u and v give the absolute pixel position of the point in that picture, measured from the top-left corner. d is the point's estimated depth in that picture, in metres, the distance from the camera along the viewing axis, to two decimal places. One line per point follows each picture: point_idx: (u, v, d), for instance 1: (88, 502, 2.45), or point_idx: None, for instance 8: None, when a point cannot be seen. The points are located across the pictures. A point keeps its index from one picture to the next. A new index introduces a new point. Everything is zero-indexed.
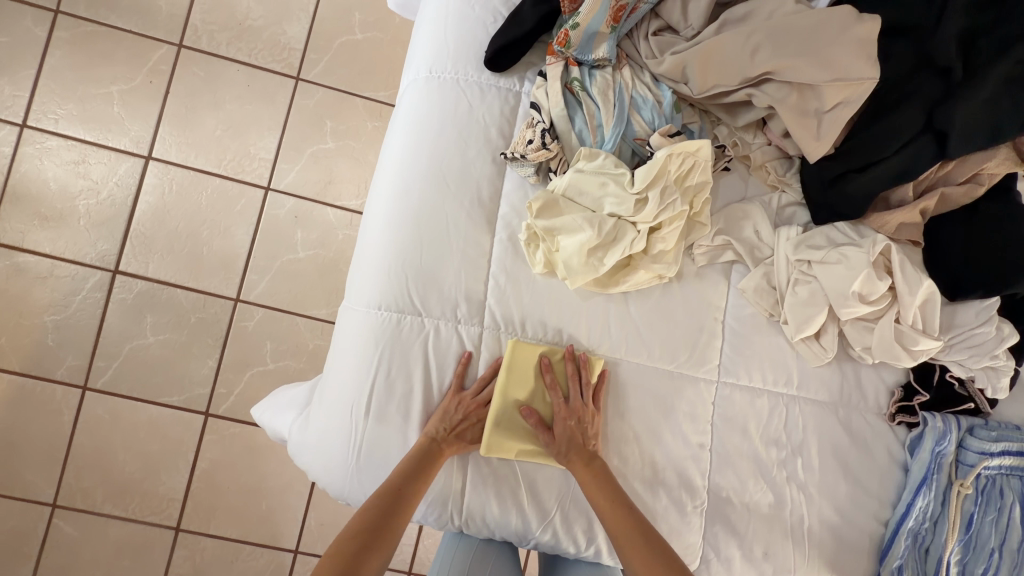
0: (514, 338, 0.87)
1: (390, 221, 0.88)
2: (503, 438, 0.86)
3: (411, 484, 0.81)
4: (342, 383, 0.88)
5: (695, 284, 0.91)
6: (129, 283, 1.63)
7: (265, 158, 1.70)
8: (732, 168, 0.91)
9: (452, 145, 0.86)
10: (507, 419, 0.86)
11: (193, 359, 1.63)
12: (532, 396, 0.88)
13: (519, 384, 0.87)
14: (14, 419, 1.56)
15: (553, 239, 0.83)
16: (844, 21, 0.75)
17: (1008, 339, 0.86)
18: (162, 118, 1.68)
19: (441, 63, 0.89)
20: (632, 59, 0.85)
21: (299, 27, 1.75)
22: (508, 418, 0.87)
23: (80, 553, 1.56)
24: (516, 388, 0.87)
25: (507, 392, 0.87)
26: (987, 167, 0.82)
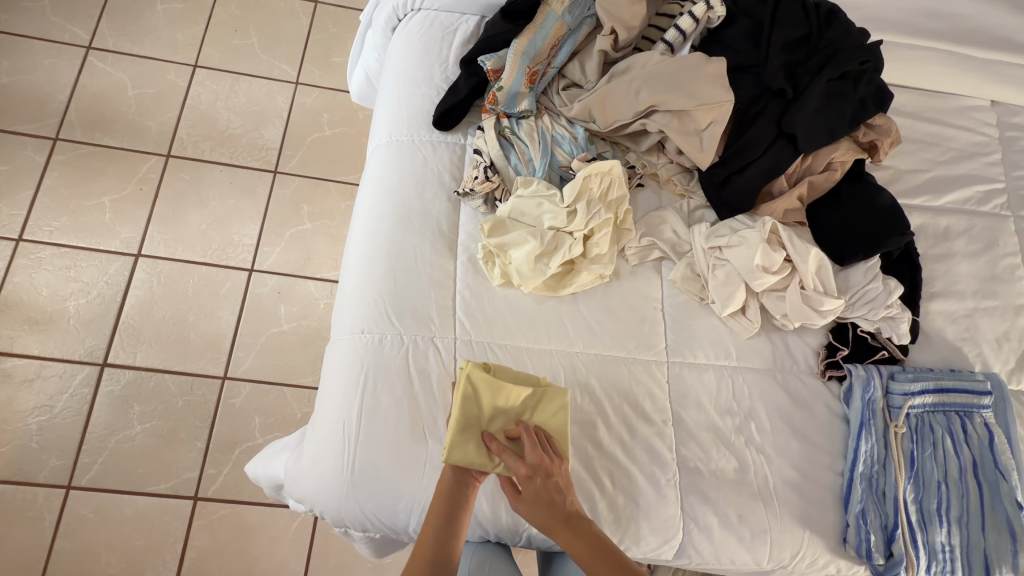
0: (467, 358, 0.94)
1: (368, 258, 1.03)
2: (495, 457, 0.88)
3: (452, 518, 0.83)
4: (333, 404, 0.96)
5: (631, 281, 1.07)
6: (117, 374, 1.69)
7: (248, 244, 1.87)
8: (645, 184, 1.11)
9: (413, 190, 1.04)
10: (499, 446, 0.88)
11: (181, 441, 1.66)
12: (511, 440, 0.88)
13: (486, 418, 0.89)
14: None
15: (506, 253, 0.99)
16: (697, 62, 0.99)
17: (895, 291, 1.03)
18: (151, 220, 1.85)
19: (398, 129, 1.09)
20: (550, 109, 1.07)
21: (274, 130, 2.01)
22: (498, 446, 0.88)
23: None
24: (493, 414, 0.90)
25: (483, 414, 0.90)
26: (836, 156, 1.03)
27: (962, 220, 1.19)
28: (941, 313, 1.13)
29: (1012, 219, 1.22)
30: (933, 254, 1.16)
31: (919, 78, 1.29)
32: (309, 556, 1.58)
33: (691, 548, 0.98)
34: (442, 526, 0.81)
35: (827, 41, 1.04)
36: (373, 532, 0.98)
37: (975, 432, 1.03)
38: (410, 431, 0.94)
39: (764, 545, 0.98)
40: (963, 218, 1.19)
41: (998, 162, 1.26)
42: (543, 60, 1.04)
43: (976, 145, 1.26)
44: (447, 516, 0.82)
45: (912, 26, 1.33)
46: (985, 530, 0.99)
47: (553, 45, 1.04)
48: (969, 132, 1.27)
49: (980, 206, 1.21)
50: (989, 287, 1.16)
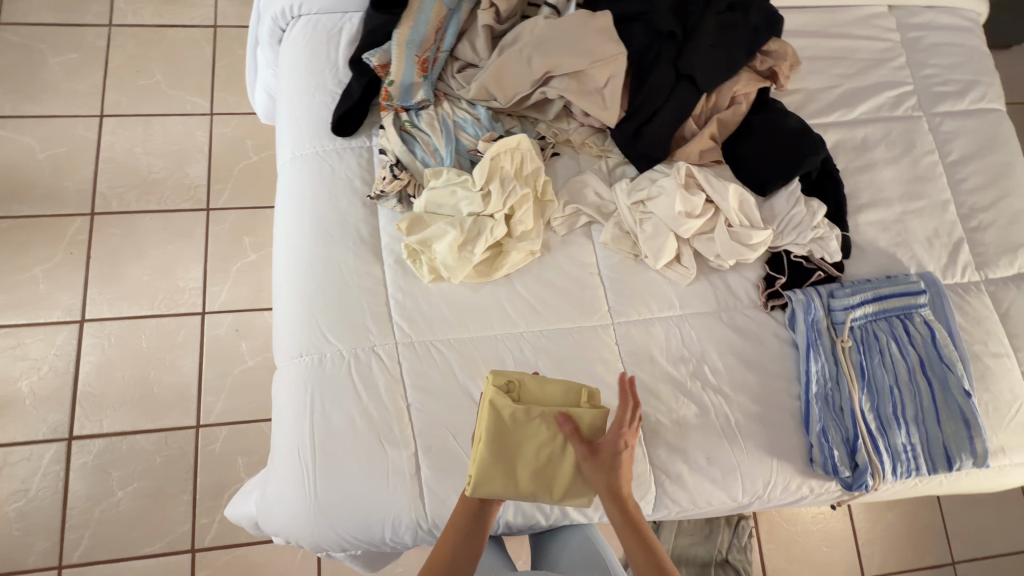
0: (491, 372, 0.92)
1: (294, 279, 1.00)
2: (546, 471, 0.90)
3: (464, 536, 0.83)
4: (286, 431, 0.95)
5: (563, 251, 1.06)
6: (86, 445, 1.65)
7: (195, 288, 1.82)
8: (560, 152, 1.10)
9: (326, 202, 1.02)
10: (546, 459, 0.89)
11: (168, 497, 1.63)
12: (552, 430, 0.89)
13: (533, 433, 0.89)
14: None
15: (429, 248, 0.97)
16: (581, 20, 0.98)
17: (818, 211, 1.04)
18: (89, 282, 1.78)
19: (300, 144, 1.06)
20: (449, 95, 1.04)
21: (199, 167, 1.95)
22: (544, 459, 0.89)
23: None
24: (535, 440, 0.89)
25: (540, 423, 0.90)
26: (738, 89, 1.03)
27: (878, 129, 1.20)
28: (871, 223, 1.14)
29: (926, 118, 1.23)
30: (855, 167, 1.17)
31: None
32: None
33: (667, 499, 1.00)
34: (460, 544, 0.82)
35: None
36: (354, 549, 0.97)
37: (917, 332, 1.06)
38: (368, 444, 0.93)
39: (736, 481, 1.00)
40: (879, 126, 1.20)
41: (905, 65, 1.27)
42: (431, 46, 1.01)
43: (881, 52, 1.27)
44: (471, 531, 0.84)
45: None
46: (941, 423, 1.03)
47: (437, 29, 1.01)
48: (872, 40, 1.27)
49: (894, 111, 1.22)
50: (914, 188, 1.17)
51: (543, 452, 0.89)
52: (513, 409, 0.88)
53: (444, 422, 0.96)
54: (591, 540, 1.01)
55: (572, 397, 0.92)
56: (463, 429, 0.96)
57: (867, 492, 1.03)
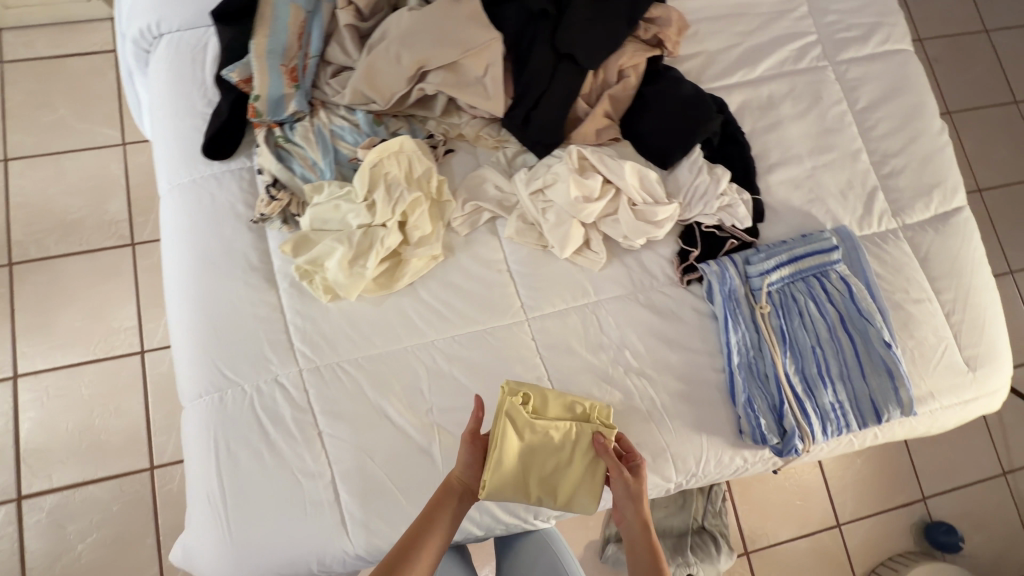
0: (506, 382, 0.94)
1: (185, 316, 0.95)
2: (551, 482, 0.93)
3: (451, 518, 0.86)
4: (195, 475, 0.91)
5: (468, 251, 1.02)
6: (38, 502, 1.60)
7: (130, 327, 1.76)
8: (455, 148, 1.05)
9: (209, 232, 0.96)
10: (552, 472, 0.93)
11: (132, 542, 1.61)
12: (571, 446, 0.92)
13: (546, 448, 0.92)
14: None
15: (320, 267, 0.93)
16: (447, 8, 0.93)
17: (722, 178, 1.01)
18: (16, 335, 1.71)
19: (177, 172, 1.00)
20: (326, 102, 0.98)
21: (118, 200, 1.85)
22: (552, 471, 0.93)
23: None
24: (549, 454, 0.92)
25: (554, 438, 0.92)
26: (624, 62, 0.99)
27: (783, 84, 1.17)
28: (782, 183, 1.12)
29: (832, 67, 1.20)
30: (762, 127, 1.14)
31: None
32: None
33: None
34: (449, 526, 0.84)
35: None
36: None
37: (834, 289, 1.04)
38: (282, 478, 0.90)
39: (667, 463, 0.99)
40: (784, 81, 1.17)
41: (807, 13, 1.23)
42: (297, 53, 0.95)
43: (782, 3, 1.23)
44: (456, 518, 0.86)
45: None
46: (866, 377, 1.02)
47: (300, 34, 0.95)
48: None
49: (799, 64, 1.19)
50: (824, 141, 1.15)
51: (553, 464, 0.92)
52: (527, 423, 0.91)
53: (359, 445, 0.93)
54: (547, 546, 1.04)
55: (581, 413, 0.95)
56: (380, 449, 0.93)
57: (799, 455, 1.02)
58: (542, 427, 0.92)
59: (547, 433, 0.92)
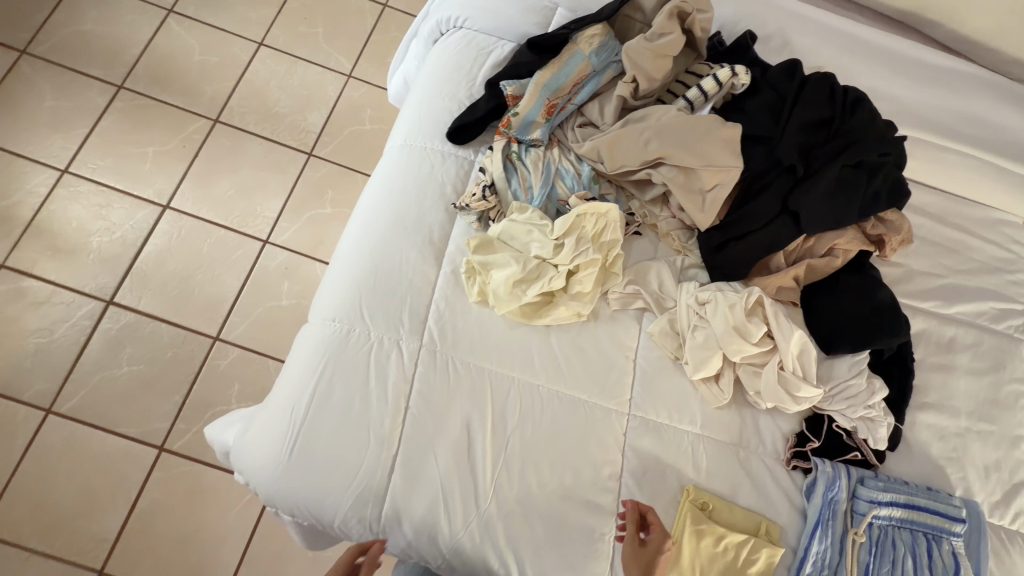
0: (691, 483, 0.99)
1: (354, 250, 1.06)
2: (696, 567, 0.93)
3: None
4: (289, 382, 0.99)
5: (609, 324, 1.06)
6: (119, 314, 1.79)
7: (268, 217, 1.97)
8: (643, 233, 1.11)
9: (412, 197, 1.07)
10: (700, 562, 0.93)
11: (161, 391, 1.73)
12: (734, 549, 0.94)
13: None
14: None
15: (487, 272, 1.01)
16: (710, 126, 0.99)
17: (878, 392, 0.99)
18: (185, 177, 1.98)
19: (414, 135, 1.13)
20: (562, 143, 1.09)
21: (318, 116, 2.14)
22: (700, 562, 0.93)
23: None
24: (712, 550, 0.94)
25: (727, 537, 0.94)
26: (839, 242, 1.01)
27: (970, 334, 1.13)
28: (929, 426, 1.06)
29: None
30: (931, 363, 1.10)
31: (953, 180, 1.24)
32: (250, 537, 1.60)
33: None
34: None
35: (849, 127, 1.02)
36: (300, 517, 0.98)
37: (940, 559, 0.97)
38: (357, 428, 0.95)
39: None
40: (971, 332, 1.13)
41: (1020, 281, 1.20)
42: (564, 95, 1.06)
43: (999, 260, 1.20)
44: None
45: (953, 126, 1.27)
46: None
47: (575, 83, 1.07)
48: (994, 246, 1.21)
49: (994, 324, 1.15)
50: (986, 410, 1.09)
51: (709, 556, 0.94)
52: (710, 526, 0.94)
53: (431, 436, 0.96)
54: None
55: (751, 525, 0.97)
56: (445, 450, 0.95)
57: None
58: (722, 535, 0.94)
59: (723, 539, 0.94)
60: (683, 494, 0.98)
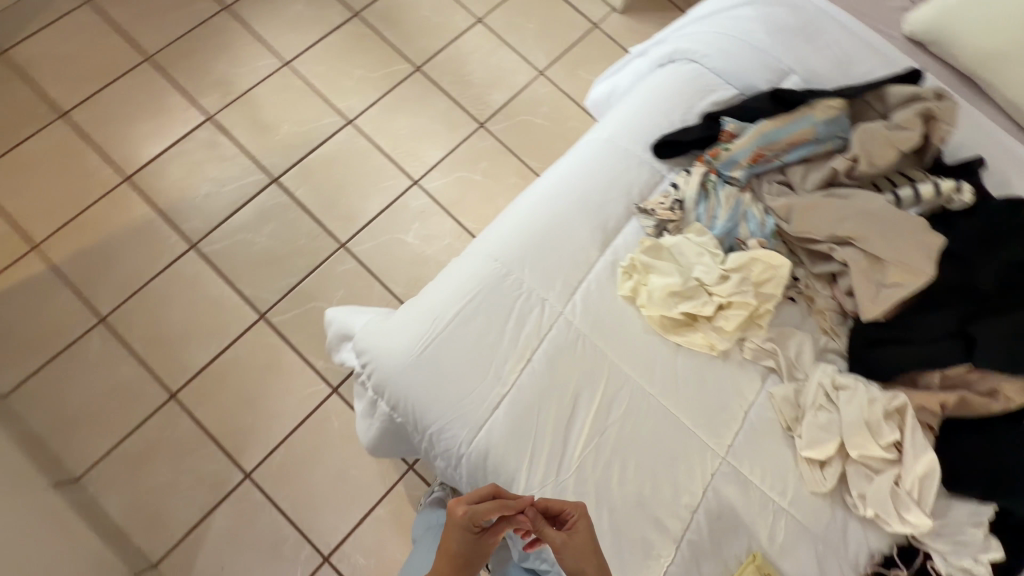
0: (759, 552, 0.97)
1: (535, 208, 1.16)
2: None
3: (483, 543, 0.88)
4: (440, 294, 1.09)
5: (734, 369, 1.07)
6: (277, 192, 2.03)
7: (426, 163, 2.16)
8: (796, 301, 1.11)
9: (602, 184, 1.16)
10: None
11: (281, 269, 1.93)
12: None
13: None
14: (127, 243, 1.88)
15: (646, 274, 1.07)
16: (914, 228, 1.01)
17: (991, 550, 0.95)
18: (375, 104, 2.22)
19: (620, 133, 1.22)
20: (755, 190, 1.14)
21: (501, 96, 2.33)
22: None
23: (87, 364, 1.72)
24: None
25: None
26: (1004, 387, 0.97)
27: None
28: None
29: None
30: None
31: None
32: (299, 425, 1.72)
33: None
34: (465, 546, 0.88)
35: None
36: (400, 412, 1.07)
37: None
38: (483, 357, 1.03)
39: None
40: None
41: None
42: (777, 150, 1.12)
43: None
44: (476, 541, 0.88)
45: None
46: None
47: (792, 143, 1.12)
48: None
49: None
50: None
51: None
52: None
53: (543, 392, 1.02)
54: None
55: None
56: (551, 410, 1.01)
57: None
58: None
59: None
60: (747, 559, 0.97)
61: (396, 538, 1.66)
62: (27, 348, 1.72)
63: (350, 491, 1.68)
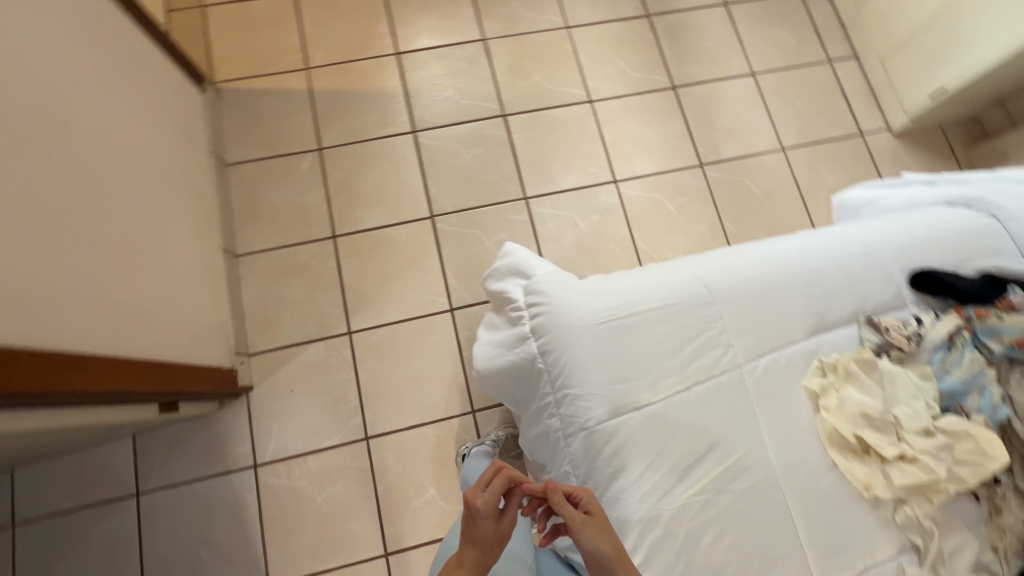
0: None
1: (765, 263, 1.24)
2: None
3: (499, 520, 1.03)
4: (643, 284, 1.17)
5: (877, 506, 1.11)
6: (499, 127, 2.28)
7: (632, 170, 2.26)
8: (980, 503, 1.14)
9: (839, 279, 1.24)
10: None
11: (467, 189, 2.19)
12: None
13: None
14: (370, 102, 2.27)
15: (847, 381, 1.16)
16: None
17: None
18: (618, 98, 2.35)
19: (878, 246, 1.31)
20: (1003, 372, 1.19)
21: (734, 149, 2.33)
22: None
23: (298, 173, 2.16)
24: None
25: None
26: None
27: None
28: None
29: None
30: None
31: None
32: (411, 318, 2.04)
33: None
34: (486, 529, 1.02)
35: None
36: (550, 359, 1.13)
37: None
38: (658, 356, 1.10)
39: None
40: None
41: None
42: None
43: None
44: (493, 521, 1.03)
45: None
46: None
47: None
48: None
49: None
50: None
51: None
52: None
53: (695, 415, 1.09)
54: None
55: None
56: (693, 433, 1.08)
57: None
58: None
59: None
60: None
61: (431, 446, 1.93)
62: (269, 138, 2.19)
63: (416, 389, 1.98)
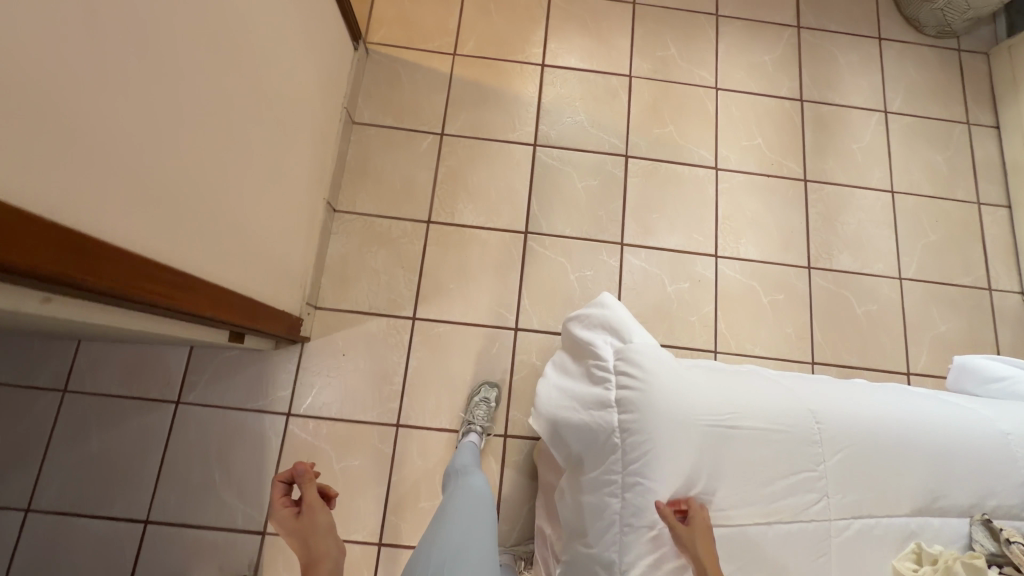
0: None
1: (887, 423, 1.27)
2: None
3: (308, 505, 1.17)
4: (757, 402, 1.22)
5: None
6: (618, 165, 2.24)
7: (736, 250, 2.18)
8: None
9: (959, 465, 1.27)
10: None
11: (568, 216, 2.17)
12: None
13: None
14: (503, 103, 2.27)
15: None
16: None
17: None
18: (745, 173, 2.27)
19: (1011, 446, 1.31)
20: None
21: (848, 260, 2.20)
22: None
23: (415, 151, 2.19)
24: None
25: None
26: None
27: None
28: None
29: None
30: None
31: None
32: (476, 323, 2.04)
33: None
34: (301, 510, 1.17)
35: None
36: (642, 439, 1.13)
37: None
38: (755, 477, 1.17)
39: None
40: None
41: None
42: None
43: None
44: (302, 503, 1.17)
45: None
46: None
47: None
48: None
49: None
50: None
51: None
52: None
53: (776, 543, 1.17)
54: None
55: None
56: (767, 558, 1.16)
57: None
58: None
59: None
60: None
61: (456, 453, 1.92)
62: (400, 109, 2.23)
63: (459, 393, 1.97)
